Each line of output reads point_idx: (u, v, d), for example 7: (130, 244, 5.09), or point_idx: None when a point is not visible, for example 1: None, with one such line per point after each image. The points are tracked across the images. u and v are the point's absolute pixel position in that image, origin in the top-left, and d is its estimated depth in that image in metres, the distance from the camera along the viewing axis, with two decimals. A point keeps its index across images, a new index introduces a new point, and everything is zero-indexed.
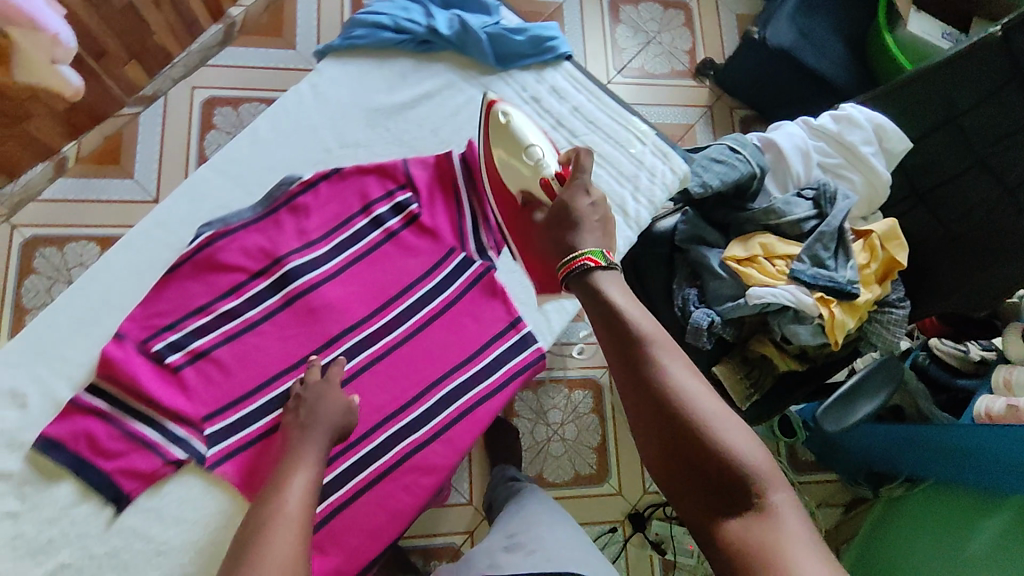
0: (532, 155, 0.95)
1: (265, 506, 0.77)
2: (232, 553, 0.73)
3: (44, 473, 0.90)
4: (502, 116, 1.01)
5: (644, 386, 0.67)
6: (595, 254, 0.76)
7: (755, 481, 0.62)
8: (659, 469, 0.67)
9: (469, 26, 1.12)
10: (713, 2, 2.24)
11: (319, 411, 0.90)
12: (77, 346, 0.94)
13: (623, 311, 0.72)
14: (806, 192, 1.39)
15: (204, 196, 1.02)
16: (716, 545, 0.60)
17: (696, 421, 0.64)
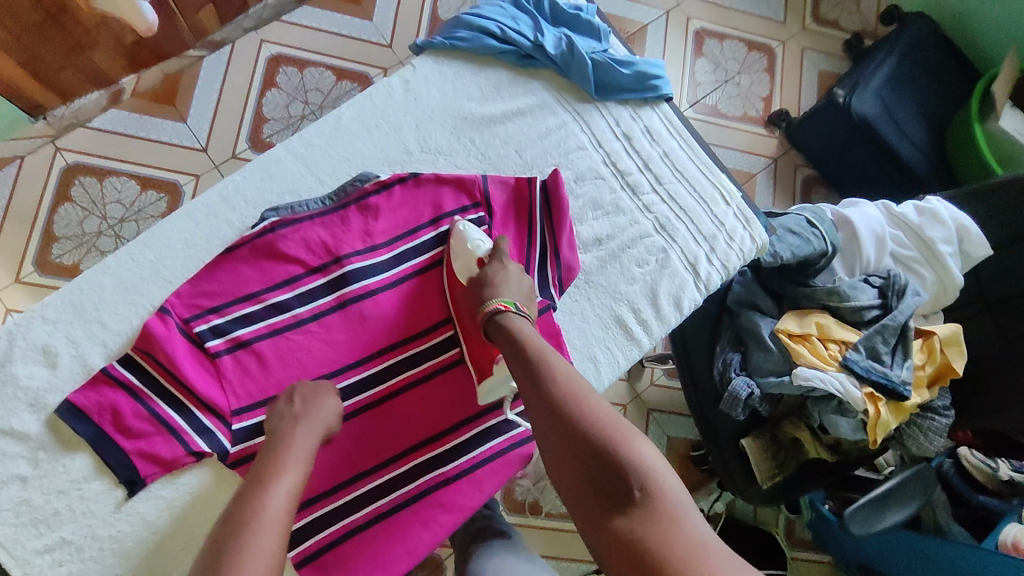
0: (474, 255, 0.96)
1: (241, 511, 0.69)
2: (201, 554, 0.66)
3: (63, 441, 0.87)
4: (461, 224, 0.98)
5: (543, 407, 0.75)
6: (504, 304, 0.88)
7: (638, 477, 0.66)
8: (566, 484, 0.72)
9: (576, 48, 1.07)
10: (799, 53, 2.14)
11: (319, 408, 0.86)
12: (119, 312, 0.91)
13: (525, 341, 0.83)
14: (873, 278, 1.33)
15: (274, 177, 0.98)
16: (608, 542, 0.64)
17: (585, 426, 0.71)
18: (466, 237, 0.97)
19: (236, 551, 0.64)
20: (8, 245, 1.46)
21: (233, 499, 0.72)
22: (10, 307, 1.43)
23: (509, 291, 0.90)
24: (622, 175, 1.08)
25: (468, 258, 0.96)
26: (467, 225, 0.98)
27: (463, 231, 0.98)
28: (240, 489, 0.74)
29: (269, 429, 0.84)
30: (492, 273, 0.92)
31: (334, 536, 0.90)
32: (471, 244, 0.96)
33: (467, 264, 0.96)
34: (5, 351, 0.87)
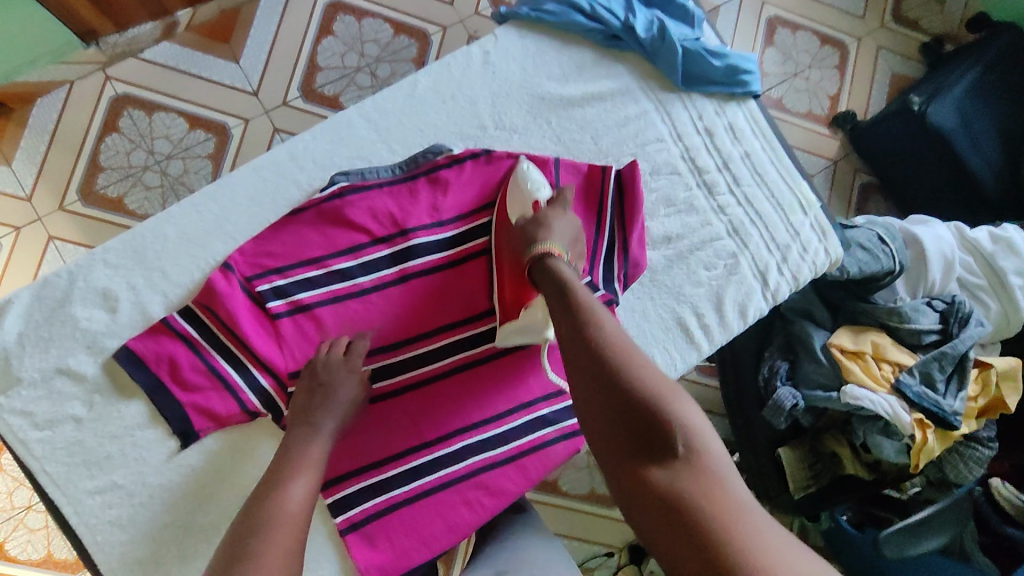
0: (530, 195, 0.91)
1: (265, 507, 0.74)
2: (225, 543, 0.71)
3: (120, 386, 0.87)
4: (523, 163, 0.94)
5: (584, 351, 0.69)
6: (557, 248, 0.81)
7: (683, 435, 0.61)
8: (597, 432, 0.66)
9: (668, 34, 1.01)
10: (873, 53, 2.03)
11: (334, 392, 0.85)
12: (180, 264, 0.89)
13: (573, 286, 0.77)
14: (936, 302, 1.29)
15: (346, 139, 0.96)
16: (645, 496, 0.58)
17: (628, 376, 0.66)
18: (525, 178, 0.93)
19: (256, 549, 0.68)
20: (53, 168, 1.42)
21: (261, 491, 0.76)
22: (53, 237, 1.40)
23: (558, 236, 0.84)
24: (699, 172, 1.04)
25: (524, 198, 0.92)
26: (529, 166, 0.94)
27: (523, 171, 0.94)
28: (260, 485, 0.78)
29: (291, 423, 0.84)
30: (549, 216, 0.87)
31: (377, 507, 0.90)
32: (529, 185, 0.92)
33: (521, 205, 0.91)
34: (65, 290, 0.86)
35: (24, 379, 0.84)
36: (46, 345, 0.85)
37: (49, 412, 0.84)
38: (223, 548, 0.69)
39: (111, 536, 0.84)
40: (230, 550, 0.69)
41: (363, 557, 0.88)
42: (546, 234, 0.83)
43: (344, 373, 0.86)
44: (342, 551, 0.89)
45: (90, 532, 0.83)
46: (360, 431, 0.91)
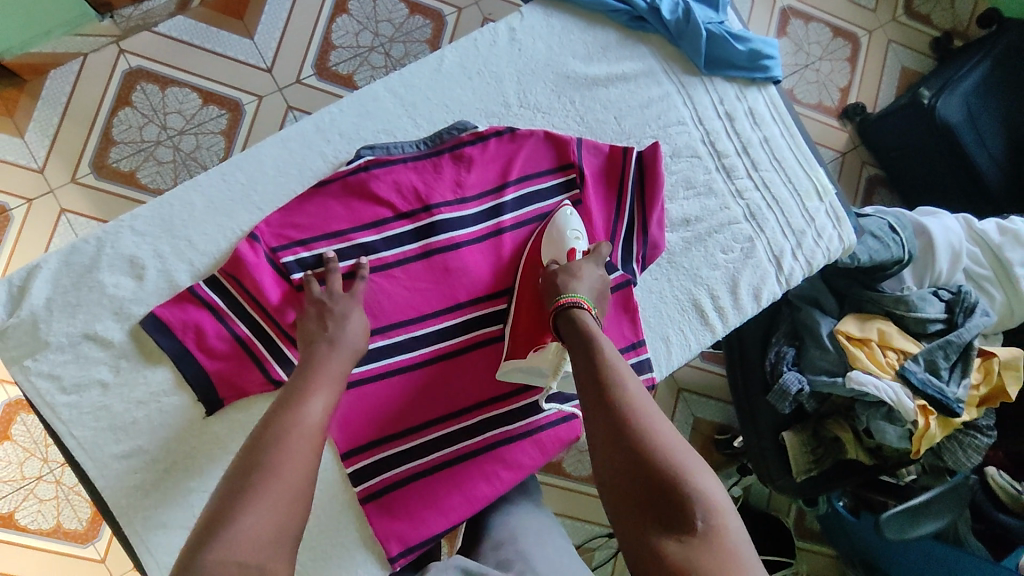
0: (568, 242, 0.92)
1: (282, 419, 0.72)
2: (244, 451, 0.70)
3: (145, 352, 0.88)
4: (566, 210, 0.95)
5: (603, 411, 0.70)
6: (583, 300, 0.82)
7: (701, 508, 0.60)
8: (613, 495, 0.65)
9: (693, 16, 1.02)
10: (883, 46, 2.03)
11: (346, 322, 0.85)
12: (207, 233, 0.90)
13: (598, 339, 0.77)
14: (942, 291, 1.32)
15: (371, 113, 0.96)
16: (655, 567, 0.58)
17: (648, 443, 0.65)
18: (566, 226, 0.93)
19: (274, 460, 0.67)
20: (65, 140, 1.42)
21: (282, 402, 0.75)
22: (65, 209, 1.40)
23: (586, 287, 0.85)
24: (718, 156, 1.05)
25: (561, 245, 0.92)
26: (571, 213, 0.95)
27: (564, 217, 0.94)
28: (280, 397, 0.77)
29: (302, 348, 0.83)
30: (579, 268, 0.87)
31: (398, 477, 0.92)
32: (569, 232, 0.92)
33: (556, 250, 0.92)
34: (93, 257, 0.87)
35: (51, 344, 0.85)
36: (73, 310, 0.86)
37: (76, 376, 0.86)
38: (243, 456, 0.68)
39: (136, 500, 0.85)
40: (247, 459, 0.68)
41: (383, 525, 0.90)
42: (575, 286, 0.84)
43: (349, 300, 0.87)
44: (361, 520, 0.91)
45: (114, 495, 0.85)
46: (382, 403, 0.92)
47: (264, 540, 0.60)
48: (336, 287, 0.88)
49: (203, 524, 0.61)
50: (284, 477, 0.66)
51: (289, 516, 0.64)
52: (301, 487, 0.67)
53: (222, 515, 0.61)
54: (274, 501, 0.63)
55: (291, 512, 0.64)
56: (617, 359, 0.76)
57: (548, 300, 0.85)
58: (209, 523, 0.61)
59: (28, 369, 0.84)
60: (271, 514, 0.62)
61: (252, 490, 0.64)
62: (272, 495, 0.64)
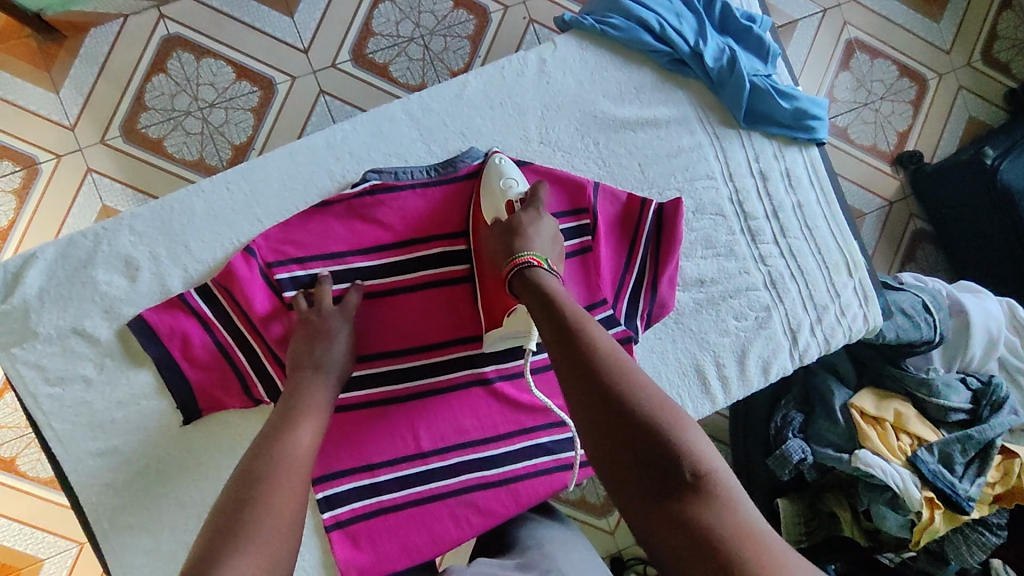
0: (504, 193, 0.87)
1: (268, 453, 0.71)
2: (232, 488, 0.67)
3: (131, 353, 0.87)
4: (497, 158, 0.90)
5: (576, 372, 0.66)
6: (535, 257, 0.79)
7: (691, 459, 0.58)
8: (599, 454, 0.62)
9: (737, 67, 0.96)
10: (954, 93, 1.88)
11: (331, 345, 0.83)
12: (204, 240, 0.89)
13: (558, 298, 0.74)
14: (971, 379, 1.25)
15: (385, 134, 0.93)
16: (661, 527, 0.55)
17: (629, 398, 0.62)
18: (499, 174, 0.88)
19: (263, 496, 0.65)
20: (97, 101, 1.33)
21: (266, 437, 0.73)
22: (91, 168, 1.31)
23: (542, 243, 0.82)
24: (745, 218, 0.99)
25: (499, 197, 0.88)
26: (502, 160, 0.90)
27: (497, 167, 0.90)
28: (264, 432, 0.75)
29: (289, 371, 0.81)
30: (526, 221, 0.83)
31: (366, 509, 0.90)
32: (503, 181, 0.88)
33: (495, 204, 0.88)
34: (89, 253, 0.86)
35: (41, 334, 0.85)
36: (65, 304, 0.86)
37: (61, 368, 0.85)
38: (232, 492, 0.66)
39: (106, 499, 0.85)
40: (235, 497, 0.65)
41: (345, 556, 0.89)
42: (528, 243, 0.81)
43: (340, 318, 0.85)
44: (324, 546, 0.90)
45: (85, 492, 0.85)
46: (358, 436, 0.90)
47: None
48: (327, 300, 0.85)
49: (192, 563, 0.58)
50: (274, 512, 0.64)
51: (276, 560, 0.60)
52: (290, 528, 0.64)
53: (210, 556, 0.58)
54: (264, 541, 0.61)
55: (280, 543, 0.62)
56: (582, 314, 0.72)
57: (499, 261, 0.81)
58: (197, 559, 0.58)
59: (15, 357, 0.84)
60: (260, 550, 0.59)
61: (242, 529, 0.61)
62: (264, 533, 0.61)
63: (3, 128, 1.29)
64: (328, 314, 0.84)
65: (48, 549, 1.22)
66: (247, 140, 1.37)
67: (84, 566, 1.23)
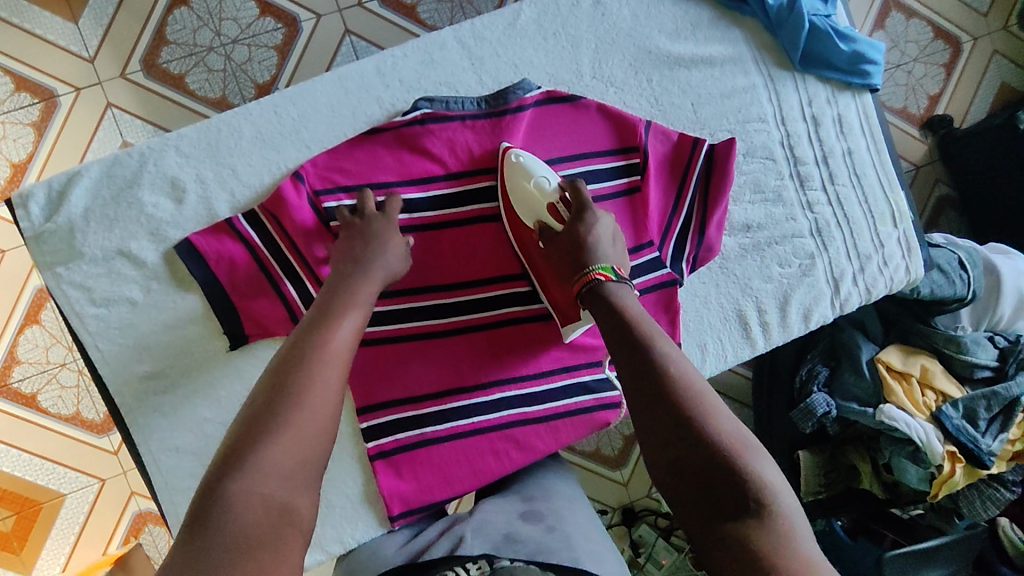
0: (540, 193, 0.86)
1: (306, 347, 0.70)
2: (269, 380, 0.67)
3: (177, 277, 0.86)
4: (514, 155, 0.88)
5: (645, 393, 0.66)
6: (602, 270, 0.78)
7: (755, 486, 0.58)
8: (662, 468, 0.63)
9: (798, 6, 0.93)
10: (988, 56, 1.85)
11: (381, 239, 0.82)
12: (252, 165, 0.87)
13: (631, 313, 0.73)
14: (998, 337, 1.25)
15: (436, 63, 0.91)
16: (715, 546, 0.56)
17: (700, 422, 0.63)
18: (530, 175, 0.86)
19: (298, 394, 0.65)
20: (117, 36, 1.27)
21: (312, 323, 0.73)
22: (110, 104, 1.27)
23: (605, 251, 0.81)
24: (794, 163, 0.98)
25: (538, 199, 0.86)
26: (523, 157, 0.87)
27: (520, 164, 0.87)
28: (304, 323, 0.74)
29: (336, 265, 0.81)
30: (581, 229, 0.82)
31: (408, 440, 0.91)
32: (536, 182, 0.86)
33: (534, 206, 0.87)
34: (134, 172, 0.85)
35: (86, 255, 0.84)
36: (110, 225, 0.84)
37: (107, 290, 0.84)
38: (270, 383, 0.66)
39: (153, 421, 0.85)
40: (272, 389, 0.65)
41: (388, 484, 0.90)
42: (594, 252, 0.80)
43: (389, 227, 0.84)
44: (367, 473, 0.90)
45: (133, 413, 0.85)
46: (400, 366, 0.90)
47: (286, 467, 0.60)
48: (371, 202, 0.85)
49: (229, 444, 0.61)
50: (309, 411, 0.64)
51: (306, 450, 0.62)
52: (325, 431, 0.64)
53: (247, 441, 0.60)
54: (294, 428, 0.62)
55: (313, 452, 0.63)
56: (656, 332, 0.73)
57: (569, 273, 0.80)
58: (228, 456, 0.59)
59: (60, 277, 0.83)
60: (292, 441, 0.61)
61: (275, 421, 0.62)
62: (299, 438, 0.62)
63: (21, 59, 1.24)
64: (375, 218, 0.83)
65: (70, 484, 1.23)
66: (271, 79, 1.33)
67: (106, 501, 1.24)
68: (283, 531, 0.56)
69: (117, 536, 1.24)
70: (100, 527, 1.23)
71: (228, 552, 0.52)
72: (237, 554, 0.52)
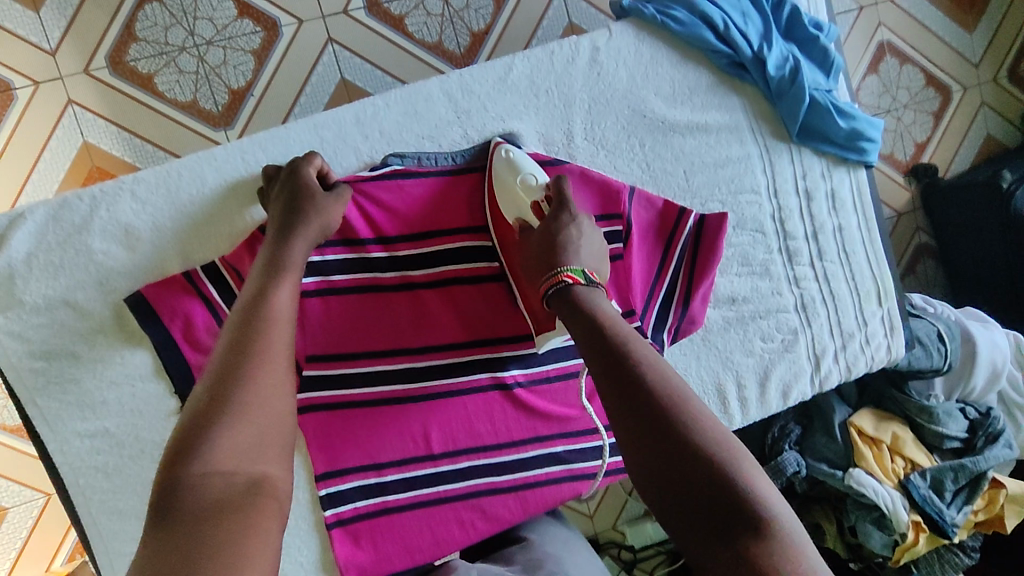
0: (525, 191, 0.82)
1: (246, 321, 0.66)
2: (210, 368, 0.63)
3: (126, 331, 0.80)
4: (504, 150, 0.85)
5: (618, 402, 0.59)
6: (572, 273, 0.71)
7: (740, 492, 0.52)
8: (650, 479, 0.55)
9: (801, 78, 0.90)
10: (975, 104, 1.76)
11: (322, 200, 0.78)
12: (217, 214, 0.82)
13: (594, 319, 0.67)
14: (968, 409, 1.25)
15: (419, 114, 0.86)
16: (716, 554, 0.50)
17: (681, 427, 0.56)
18: (517, 171, 0.83)
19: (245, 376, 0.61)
20: (84, 25, 1.11)
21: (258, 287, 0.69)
22: (72, 100, 1.12)
23: (584, 254, 0.75)
24: (784, 237, 0.96)
25: (521, 196, 0.82)
26: (511, 152, 0.84)
27: (509, 159, 0.84)
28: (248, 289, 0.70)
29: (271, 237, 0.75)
30: (558, 229, 0.77)
31: (370, 508, 0.86)
32: (522, 179, 0.82)
33: (517, 205, 0.83)
34: (83, 217, 0.78)
35: (26, 303, 0.77)
36: (56, 271, 0.78)
37: (48, 341, 0.78)
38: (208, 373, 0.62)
39: (95, 481, 0.79)
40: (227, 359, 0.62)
41: (345, 553, 0.86)
42: (567, 258, 0.73)
43: (332, 203, 0.78)
44: (324, 541, 0.86)
45: (73, 472, 0.79)
46: (363, 431, 0.85)
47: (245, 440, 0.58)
48: (308, 170, 0.79)
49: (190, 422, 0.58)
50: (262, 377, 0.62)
51: (267, 426, 0.61)
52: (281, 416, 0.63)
53: (203, 422, 0.57)
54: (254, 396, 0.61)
55: (271, 437, 0.61)
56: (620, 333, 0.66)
57: (540, 278, 0.74)
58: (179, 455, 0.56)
59: None
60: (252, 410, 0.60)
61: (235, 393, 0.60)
62: (253, 420, 0.60)
63: None
64: (315, 186, 0.78)
65: (13, 498, 1.15)
66: (246, 85, 1.18)
67: (52, 517, 1.17)
68: (257, 511, 0.55)
69: (62, 552, 1.18)
70: (45, 543, 1.17)
71: (205, 546, 0.49)
72: (218, 551, 0.49)
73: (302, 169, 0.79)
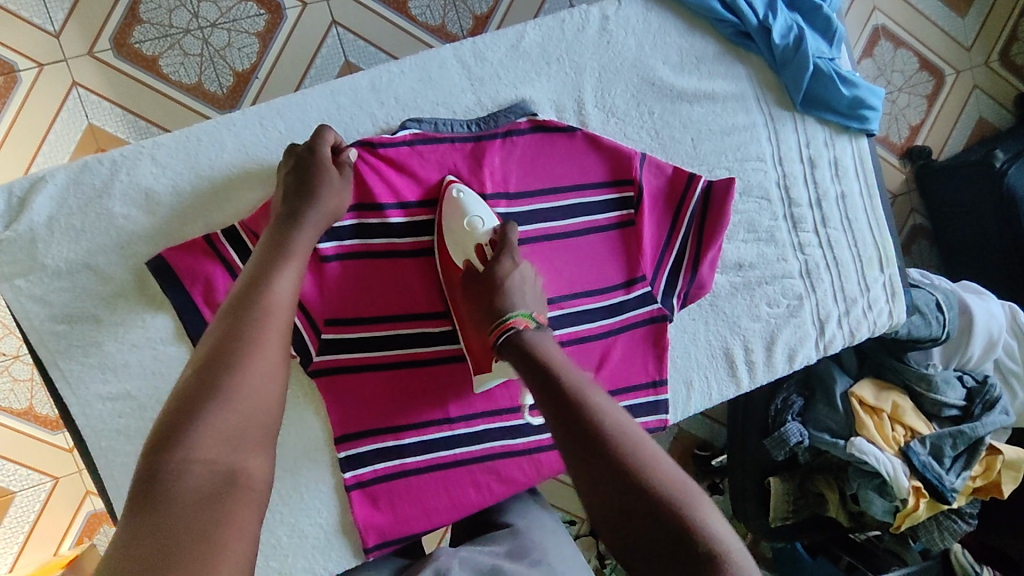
0: (472, 234, 0.83)
1: (244, 303, 0.66)
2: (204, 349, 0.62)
3: (148, 295, 0.81)
4: (456, 190, 0.85)
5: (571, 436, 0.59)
6: (521, 318, 0.72)
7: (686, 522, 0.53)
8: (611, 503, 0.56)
9: (804, 47, 0.92)
10: (967, 88, 1.79)
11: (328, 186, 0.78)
12: (236, 180, 0.83)
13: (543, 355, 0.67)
14: (966, 377, 1.28)
15: (432, 82, 0.88)
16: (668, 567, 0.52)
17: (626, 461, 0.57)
18: (465, 212, 0.83)
19: (238, 357, 0.61)
20: (88, 6, 1.11)
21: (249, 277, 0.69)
22: (76, 82, 1.12)
23: (522, 299, 0.75)
24: (789, 204, 0.98)
25: (469, 237, 0.83)
26: (463, 193, 0.85)
27: (458, 201, 0.84)
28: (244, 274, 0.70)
29: (276, 221, 0.76)
30: (502, 273, 0.78)
31: (388, 470, 0.87)
32: (468, 221, 0.83)
33: (464, 247, 0.83)
34: (104, 181, 0.79)
35: (48, 267, 0.78)
36: (77, 235, 0.79)
37: (70, 305, 0.79)
38: (200, 354, 0.61)
39: (118, 445, 0.80)
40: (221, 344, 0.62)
41: (364, 515, 0.87)
42: (510, 303, 0.74)
43: (338, 187, 0.79)
44: (342, 502, 0.87)
45: (95, 435, 0.80)
46: (380, 394, 0.87)
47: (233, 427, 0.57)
48: (326, 145, 0.80)
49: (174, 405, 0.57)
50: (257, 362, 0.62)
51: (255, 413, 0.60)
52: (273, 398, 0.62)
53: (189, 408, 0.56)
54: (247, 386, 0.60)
55: (259, 423, 0.60)
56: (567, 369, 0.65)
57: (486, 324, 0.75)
58: (163, 436, 0.55)
59: (18, 291, 0.77)
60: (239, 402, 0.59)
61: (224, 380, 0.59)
62: (239, 407, 0.59)
63: None
64: (324, 173, 0.78)
65: (20, 482, 1.14)
66: (251, 68, 1.19)
67: (60, 500, 1.16)
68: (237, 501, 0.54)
69: (69, 535, 1.17)
70: (53, 526, 1.16)
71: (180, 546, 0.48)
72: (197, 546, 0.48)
73: (317, 156, 0.79)
